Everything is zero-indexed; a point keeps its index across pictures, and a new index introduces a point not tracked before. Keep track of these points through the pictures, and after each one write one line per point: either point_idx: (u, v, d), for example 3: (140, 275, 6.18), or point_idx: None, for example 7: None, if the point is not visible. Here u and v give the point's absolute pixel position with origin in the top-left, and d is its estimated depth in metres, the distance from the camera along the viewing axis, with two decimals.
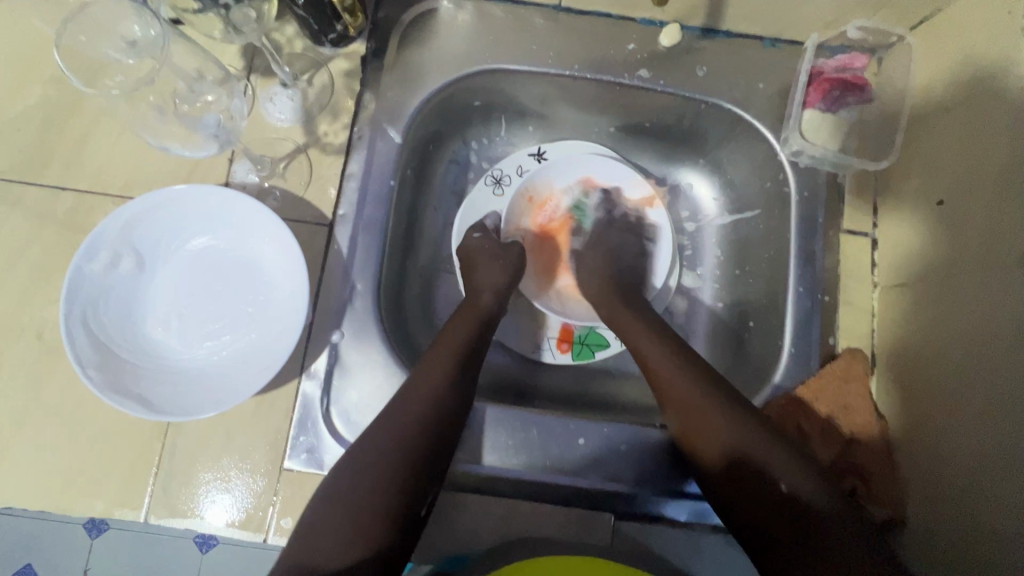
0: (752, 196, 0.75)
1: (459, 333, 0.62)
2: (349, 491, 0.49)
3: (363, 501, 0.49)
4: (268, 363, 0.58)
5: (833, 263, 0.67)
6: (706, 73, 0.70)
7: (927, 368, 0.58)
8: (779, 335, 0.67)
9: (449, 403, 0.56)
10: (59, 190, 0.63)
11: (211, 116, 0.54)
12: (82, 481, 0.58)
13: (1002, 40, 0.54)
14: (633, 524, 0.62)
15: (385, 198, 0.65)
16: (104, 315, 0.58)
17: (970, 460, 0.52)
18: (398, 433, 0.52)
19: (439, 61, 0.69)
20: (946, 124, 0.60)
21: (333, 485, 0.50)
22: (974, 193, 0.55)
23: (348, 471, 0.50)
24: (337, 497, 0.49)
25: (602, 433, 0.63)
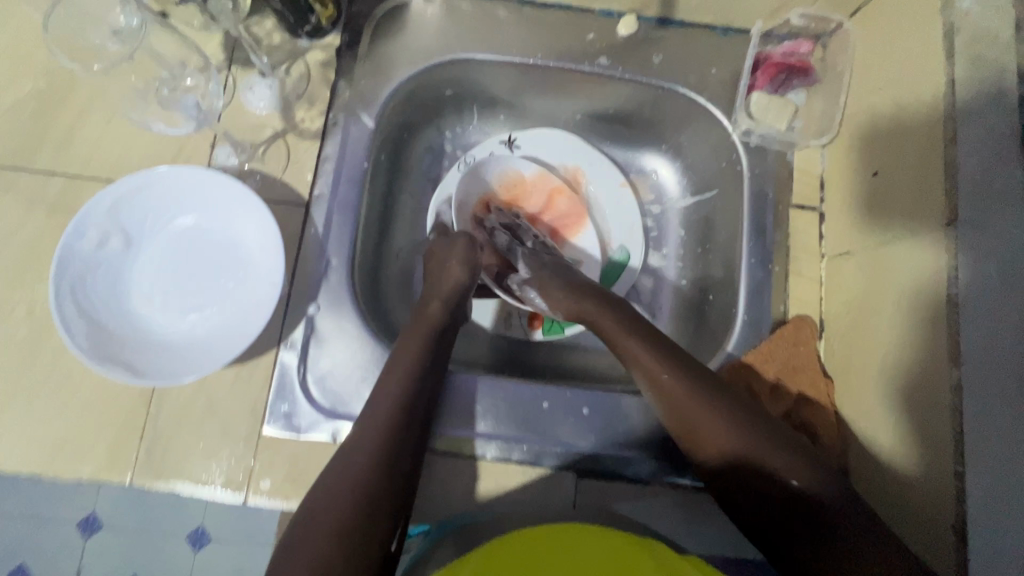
0: (710, 177, 0.79)
1: (413, 342, 0.60)
2: (332, 521, 0.47)
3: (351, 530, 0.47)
4: (247, 333, 0.61)
5: (783, 236, 0.71)
6: (661, 59, 0.75)
7: (864, 328, 0.62)
8: (734, 305, 0.71)
9: (410, 415, 0.55)
10: (50, 174, 0.67)
11: (190, 100, 0.63)
12: (71, 447, 0.61)
13: (924, 21, 0.58)
14: (594, 481, 0.65)
15: (358, 179, 0.69)
16: (91, 290, 0.61)
17: (899, 419, 0.56)
18: (372, 457, 0.51)
19: (410, 51, 0.73)
20: (879, 102, 0.65)
21: (310, 515, 0.48)
22: (903, 163, 0.60)
23: (321, 500, 0.49)
24: (314, 529, 0.47)
25: (565, 397, 0.66)
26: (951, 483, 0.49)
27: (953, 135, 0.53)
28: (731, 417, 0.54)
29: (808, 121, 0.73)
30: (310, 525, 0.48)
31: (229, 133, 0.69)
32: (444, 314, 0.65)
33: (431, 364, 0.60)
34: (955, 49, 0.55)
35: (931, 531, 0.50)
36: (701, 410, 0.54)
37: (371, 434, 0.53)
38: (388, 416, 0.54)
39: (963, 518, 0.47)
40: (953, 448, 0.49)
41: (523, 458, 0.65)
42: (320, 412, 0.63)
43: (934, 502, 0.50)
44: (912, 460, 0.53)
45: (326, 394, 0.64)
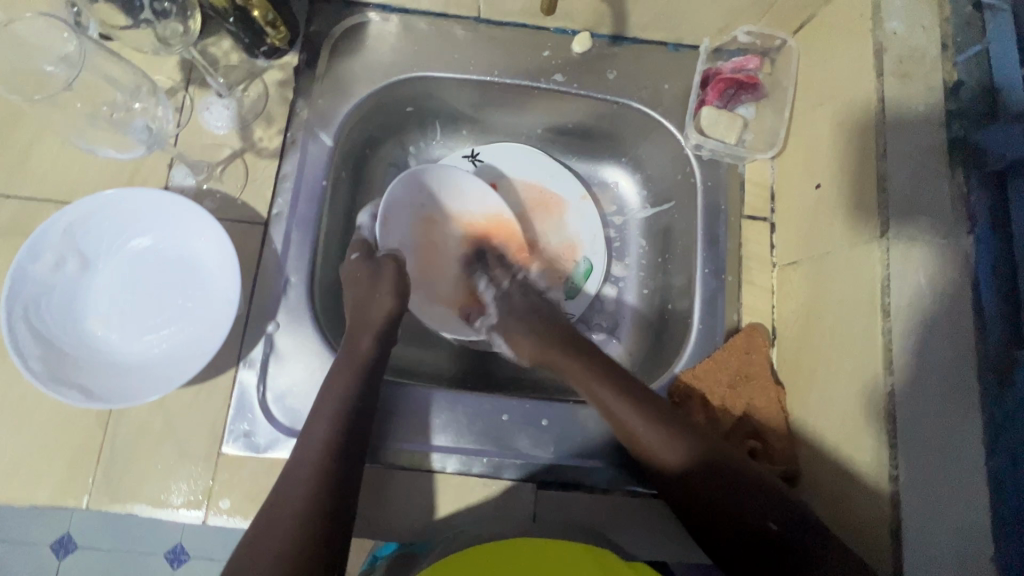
0: (668, 188, 0.81)
1: (345, 376, 0.61)
2: (264, 564, 0.48)
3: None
4: (204, 352, 0.61)
5: (736, 246, 0.73)
6: (615, 75, 0.77)
7: (808, 335, 0.64)
8: (689, 313, 0.73)
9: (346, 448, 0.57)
10: (3, 198, 0.67)
11: (139, 121, 0.60)
12: (25, 472, 0.60)
13: (858, 40, 0.61)
14: (554, 491, 0.66)
15: (317, 197, 0.70)
16: (46, 312, 0.61)
17: (839, 422, 0.57)
18: (308, 501, 0.53)
19: (368, 70, 0.74)
20: (821, 116, 0.67)
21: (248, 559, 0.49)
22: (843, 175, 0.62)
23: (259, 543, 0.50)
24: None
25: (524, 409, 0.68)
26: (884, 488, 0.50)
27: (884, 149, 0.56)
28: (678, 435, 0.58)
29: (759, 134, 0.75)
30: (243, 570, 0.48)
31: (186, 153, 0.69)
32: (376, 352, 0.64)
33: (357, 401, 0.60)
34: (885, 68, 0.57)
35: (866, 536, 0.52)
36: (655, 431, 0.58)
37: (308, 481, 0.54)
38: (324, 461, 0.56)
39: (896, 522, 0.49)
40: (886, 453, 0.50)
41: (483, 471, 0.65)
42: (279, 430, 0.63)
43: (868, 506, 0.52)
44: (851, 465, 0.55)
45: (285, 412, 0.64)
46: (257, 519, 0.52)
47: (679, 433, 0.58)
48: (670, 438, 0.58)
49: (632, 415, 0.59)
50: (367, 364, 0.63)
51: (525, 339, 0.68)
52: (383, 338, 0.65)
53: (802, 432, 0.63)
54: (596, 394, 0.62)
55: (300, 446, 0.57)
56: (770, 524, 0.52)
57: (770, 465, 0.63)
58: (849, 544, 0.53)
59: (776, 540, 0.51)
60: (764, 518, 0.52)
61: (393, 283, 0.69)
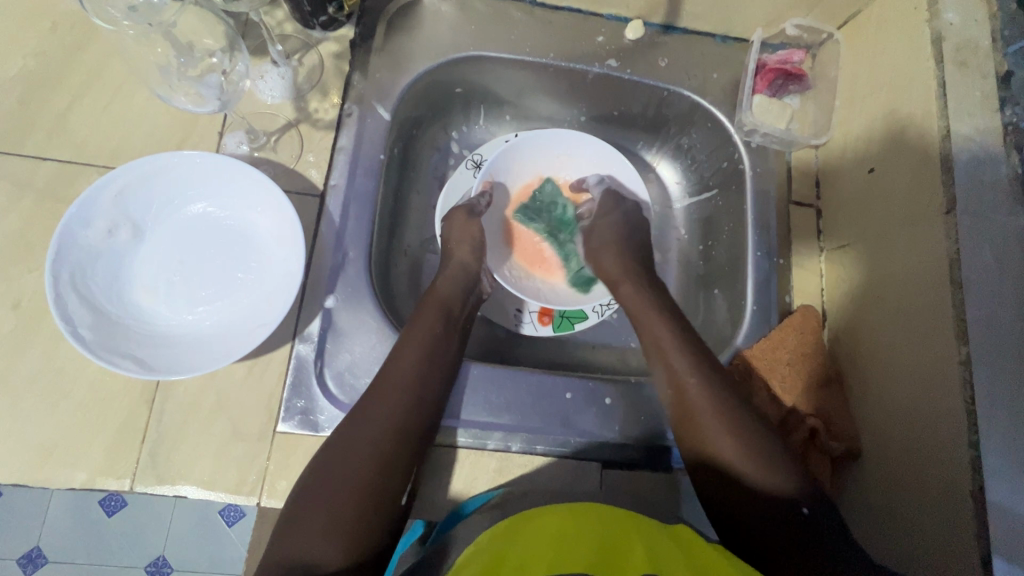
0: (712, 176, 0.82)
1: (424, 324, 0.62)
2: (345, 480, 0.51)
3: (358, 501, 0.50)
4: (262, 322, 0.59)
5: (785, 231, 0.75)
6: (667, 63, 0.78)
7: (869, 315, 0.66)
8: (742, 296, 0.74)
9: (421, 399, 0.57)
10: (39, 160, 0.62)
11: (212, 78, 0.58)
12: (65, 450, 0.56)
13: (912, 32, 0.64)
14: (620, 471, 0.66)
15: (375, 170, 0.68)
16: (94, 278, 0.58)
17: (910, 395, 0.59)
18: (383, 433, 0.54)
19: (425, 47, 0.73)
20: (869, 105, 0.70)
21: (308, 500, 0.50)
22: (898, 159, 0.64)
23: (335, 463, 0.52)
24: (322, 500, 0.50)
25: (588, 387, 0.67)
26: (963, 455, 0.51)
27: (947, 132, 0.58)
28: (731, 411, 0.56)
29: (803, 124, 0.78)
30: (324, 480, 0.51)
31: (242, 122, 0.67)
32: (455, 308, 0.65)
33: (438, 351, 0.61)
34: (943, 55, 0.60)
35: (943, 503, 0.53)
36: (704, 398, 0.57)
37: (389, 407, 0.55)
38: (402, 393, 0.56)
39: (980, 485, 0.50)
40: (966, 420, 0.52)
41: (548, 449, 0.65)
42: (340, 408, 0.61)
43: (948, 474, 0.53)
44: (924, 436, 0.56)
45: (345, 390, 0.62)
46: (336, 434, 0.54)
47: (723, 405, 0.56)
48: (717, 408, 0.56)
49: (688, 370, 0.59)
50: (446, 306, 0.65)
51: (610, 255, 0.71)
52: (462, 284, 0.68)
53: (864, 409, 0.65)
54: (664, 345, 0.61)
55: (383, 374, 0.58)
56: (780, 499, 0.51)
57: (834, 443, 0.64)
58: (925, 513, 0.55)
59: (767, 513, 0.51)
60: (768, 495, 0.52)
61: (456, 232, 0.70)
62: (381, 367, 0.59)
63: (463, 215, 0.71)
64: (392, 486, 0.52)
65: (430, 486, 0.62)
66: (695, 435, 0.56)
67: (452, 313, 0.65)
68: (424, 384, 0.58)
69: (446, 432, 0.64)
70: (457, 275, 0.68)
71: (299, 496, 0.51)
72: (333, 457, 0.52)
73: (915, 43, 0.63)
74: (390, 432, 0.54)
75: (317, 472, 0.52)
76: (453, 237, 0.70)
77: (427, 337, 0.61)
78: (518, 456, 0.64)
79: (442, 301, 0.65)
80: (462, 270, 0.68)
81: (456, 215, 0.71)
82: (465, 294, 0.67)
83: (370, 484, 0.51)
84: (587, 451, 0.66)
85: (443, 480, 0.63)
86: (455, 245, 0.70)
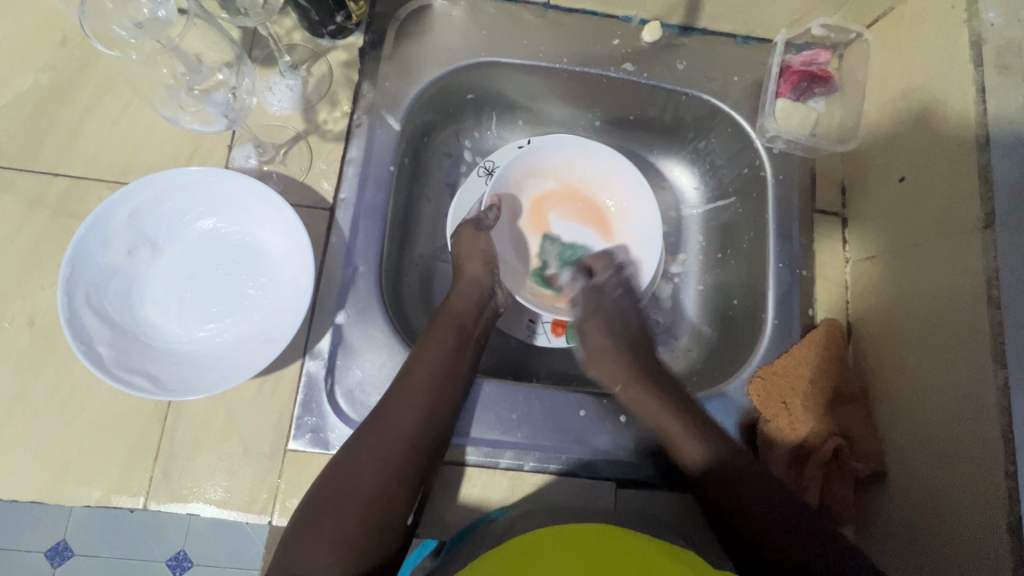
0: (731, 183, 0.79)
1: (440, 339, 0.61)
2: (355, 496, 0.50)
3: (365, 515, 0.49)
4: (271, 338, 0.58)
5: (808, 240, 0.72)
6: (685, 66, 0.75)
7: (897, 331, 0.63)
8: (763, 309, 0.71)
9: (435, 414, 0.56)
10: (51, 176, 0.62)
11: (220, 94, 0.57)
12: (80, 468, 0.57)
13: (949, 33, 0.60)
14: (633, 490, 0.64)
15: (385, 182, 0.67)
16: (107, 293, 0.58)
17: (941, 415, 0.56)
18: (394, 448, 0.53)
19: (435, 54, 0.71)
20: (901, 109, 0.66)
21: (315, 512, 0.49)
22: (932, 168, 0.61)
23: (342, 477, 0.51)
24: (327, 513, 0.49)
25: (602, 404, 0.65)
26: (999, 484, 0.49)
27: (985, 140, 0.55)
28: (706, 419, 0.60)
29: (829, 128, 0.75)
30: (334, 494, 0.50)
31: (252, 133, 0.67)
32: (474, 323, 0.65)
33: (454, 367, 0.60)
34: (982, 59, 0.57)
35: (973, 529, 0.51)
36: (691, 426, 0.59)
37: (402, 422, 0.54)
38: (414, 407, 0.56)
39: (1017, 518, 0.47)
40: (1003, 448, 0.49)
41: (561, 467, 0.64)
42: (350, 425, 0.60)
43: (980, 504, 0.50)
44: (955, 458, 0.54)
45: (355, 407, 0.61)
46: (346, 447, 0.53)
47: (712, 442, 0.58)
48: (700, 441, 0.58)
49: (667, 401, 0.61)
50: (460, 321, 0.64)
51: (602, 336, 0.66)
52: (477, 298, 0.67)
53: (892, 429, 0.62)
54: (632, 388, 0.62)
55: (394, 389, 0.57)
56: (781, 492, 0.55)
57: (856, 463, 0.62)
58: (948, 540, 0.53)
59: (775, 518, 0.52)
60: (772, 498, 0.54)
61: (468, 247, 0.69)
62: (394, 379, 0.58)
63: (470, 230, 0.69)
64: (399, 504, 0.51)
65: (443, 504, 0.62)
66: (676, 446, 0.59)
67: (469, 330, 0.64)
68: (437, 400, 0.57)
69: (455, 449, 0.63)
70: (473, 289, 0.67)
71: (304, 508, 0.50)
72: (345, 468, 0.51)
73: (950, 45, 0.60)
74: (404, 450, 0.53)
75: (325, 483, 0.51)
76: (463, 253, 0.69)
77: (443, 352, 0.60)
78: (530, 474, 0.63)
79: (457, 316, 0.64)
80: (475, 284, 0.67)
81: (463, 230, 0.70)
82: (480, 308, 0.66)
83: (379, 501, 0.50)
84: (601, 469, 0.64)
85: (454, 498, 0.62)
86: (467, 260, 0.68)
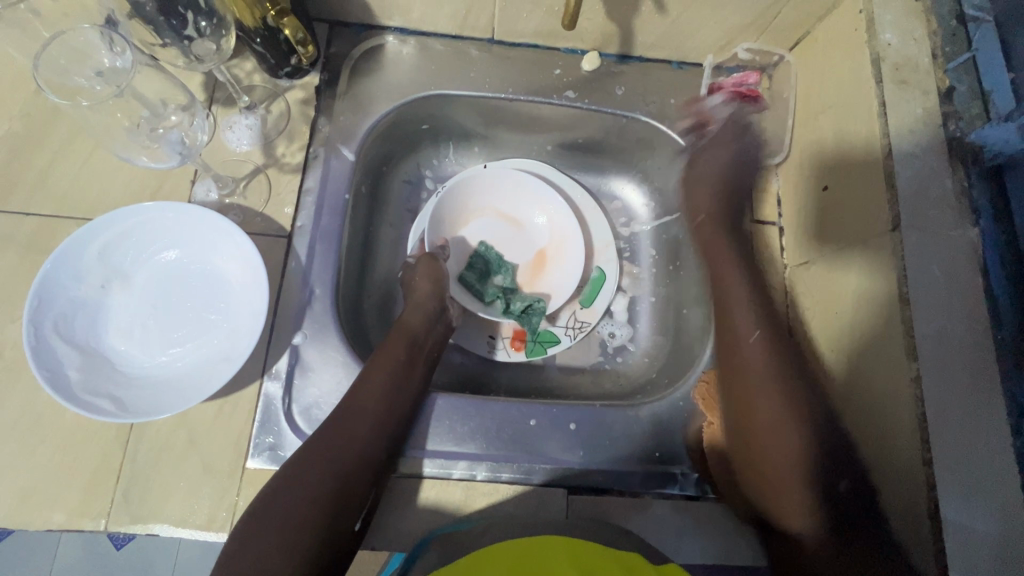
0: (676, 198, 0.83)
1: (393, 353, 0.64)
2: (308, 498, 0.53)
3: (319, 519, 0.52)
4: (228, 359, 0.61)
5: (748, 250, 0.76)
6: (624, 91, 0.80)
7: (829, 332, 0.66)
8: (707, 315, 0.74)
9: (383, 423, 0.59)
10: (23, 216, 0.66)
11: (174, 135, 0.62)
12: (44, 494, 0.59)
13: (856, 52, 0.65)
14: (585, 495, 0.66)
15: (340, 209, 0.71)
16: (75, 321, 0.61)
17: (867, 407, 0.59)
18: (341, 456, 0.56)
19: (387, 88, 0.76)
20: (823, 122, 0.71)
21: (261, 522, 0.51)
22: (850, 174, 0.65)
23: (293, 485, 0.53)
24: (275, 517, 0.51)
25: (552, 413, 0.68)
26: (919, 469, 0.52)
27: (889, 150, 0.59)
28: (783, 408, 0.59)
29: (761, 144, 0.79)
30: (281, 502, 0.52)
31: (213, 170, 0.71)
32: (425, 336, 0.69)
33: (406, 379, 0.63)
34: (882, 74, 0.61)
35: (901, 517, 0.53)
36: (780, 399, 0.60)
37: (357, 429, 0.58)
38: (365, 418, 0.59)
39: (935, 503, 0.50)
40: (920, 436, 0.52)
41: (514, 476, 0.66)
42: None
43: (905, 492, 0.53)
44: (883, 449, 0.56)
45: (312, 424, 0.64)
46: (299, 454, 0.55)
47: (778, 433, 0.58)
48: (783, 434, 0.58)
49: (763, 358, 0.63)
50: (413, 334, 0.68)
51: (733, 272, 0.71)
52: (427, 313, 0.70)
53: None
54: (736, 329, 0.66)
55: (348, 400, 0.60)
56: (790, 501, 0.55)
57: None
58: None
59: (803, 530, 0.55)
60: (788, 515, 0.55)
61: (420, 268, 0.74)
62: (348, 391, 0.61)
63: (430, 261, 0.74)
64: (348, 509, 0.54)
65: (398, 519, 0.63)
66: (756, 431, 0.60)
67: (419, 345, 0.67)
68: (391, 409, 0.60)
69: (411, 463, 0.64)
70: (420, 306, 0.70)
71: (250, 517, 0.52)
72: (295, 476, 0.54)
73: (856, 61, 0.65)
74: (357, 455, 0.56)
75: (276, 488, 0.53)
76: (417, 273, 0.73)
77: (394, 366, 0.63)
78: (483, 485, 0.65)
79: (409, 330, 0.68)
80: (427, 300, 0.70)
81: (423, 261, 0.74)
82: (430, 323, 0.70)
83: (329, 505, 0.53)
84: (554, 476, 0.66)
85: (410, 511, 0.63)
86: (417, 280, 0.72)
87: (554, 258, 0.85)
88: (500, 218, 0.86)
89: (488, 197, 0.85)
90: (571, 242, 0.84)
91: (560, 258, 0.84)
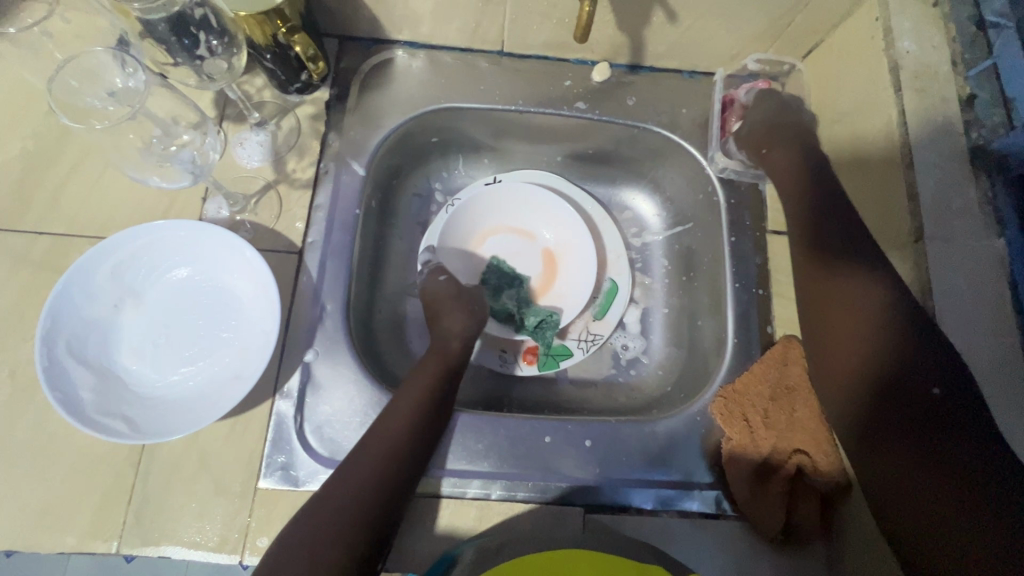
0: (689, 208, 0.82)
1: (425, 376, 0.64)
2: (338, 522, 0.53)
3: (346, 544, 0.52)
4: (240, 377, 0.61)
5: (764, 261, 0.75)
6: (635, 101, 0.79)
7: None
8: (723, 328, 0.73)
9: (414, 447, 0.59)
10: (36, 235, 0.66)
11: (186, 154, 0.62)
12: (55, 516, 0.58)
13: (872, 60, 0.64)
14: (603, 514, 0.64)
15: (351, 224, 0.70)
16: (89, 341, 0.61)
17: None
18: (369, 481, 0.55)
19: (396, 102, 0.76)
20: (839, 131, 0.70)
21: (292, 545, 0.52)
22: (870, 184, 0.64)
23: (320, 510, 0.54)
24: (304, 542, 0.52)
25: (567, 430, 0.67)
26: None
27: (910, 159, 0.58)
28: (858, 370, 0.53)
29: None
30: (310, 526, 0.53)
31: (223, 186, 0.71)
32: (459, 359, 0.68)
33: (437, 403, 0.62)
34: (901, 83, 0.60)
35: None
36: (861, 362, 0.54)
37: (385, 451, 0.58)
38: (393, 442, 0.58)
39: None
40: None
41: (529, 495, 0.64)
42: (319, 461, 0.62)
43: None
44: None
45: (325, 443, 0.63)
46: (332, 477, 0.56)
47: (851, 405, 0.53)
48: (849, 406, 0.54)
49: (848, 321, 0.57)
50: (446, 358, 0.67)
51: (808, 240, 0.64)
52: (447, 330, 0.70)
53: None
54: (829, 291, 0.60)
55: (377, 423, 0.60)
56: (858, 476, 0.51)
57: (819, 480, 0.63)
58: None
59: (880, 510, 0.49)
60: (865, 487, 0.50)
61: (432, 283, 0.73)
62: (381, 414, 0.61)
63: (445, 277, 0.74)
64: (374, 535, 0.54)
65: (411, 539, 0.61)
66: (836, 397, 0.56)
67: (453, 368, 0.67)
68: (420, 433, 0.60)
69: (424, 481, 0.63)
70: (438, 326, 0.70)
71: (284, 540, 0.53)
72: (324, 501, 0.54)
73: (873, 69, 0.64)
74: (384, 479, 0.56)
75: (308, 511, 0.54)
76: (429, 289, 0.73)
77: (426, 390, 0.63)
78: (498, 504, 0.64)
79: (441, 353, 0.68)
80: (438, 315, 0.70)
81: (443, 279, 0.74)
82: (462, 345, 0.70)
83: (357, 531, 0.53)
84: (571, 494, 0.65)
85: (423, 532, 0.62)
86: (431, 295, 0.72)
87: (566, 269, 0.84)
88: (509, 232, 0.85)
89: (495, 212, 0.85)
90: (583, 251, 0.82)
91: (572, 267, 0.83)
